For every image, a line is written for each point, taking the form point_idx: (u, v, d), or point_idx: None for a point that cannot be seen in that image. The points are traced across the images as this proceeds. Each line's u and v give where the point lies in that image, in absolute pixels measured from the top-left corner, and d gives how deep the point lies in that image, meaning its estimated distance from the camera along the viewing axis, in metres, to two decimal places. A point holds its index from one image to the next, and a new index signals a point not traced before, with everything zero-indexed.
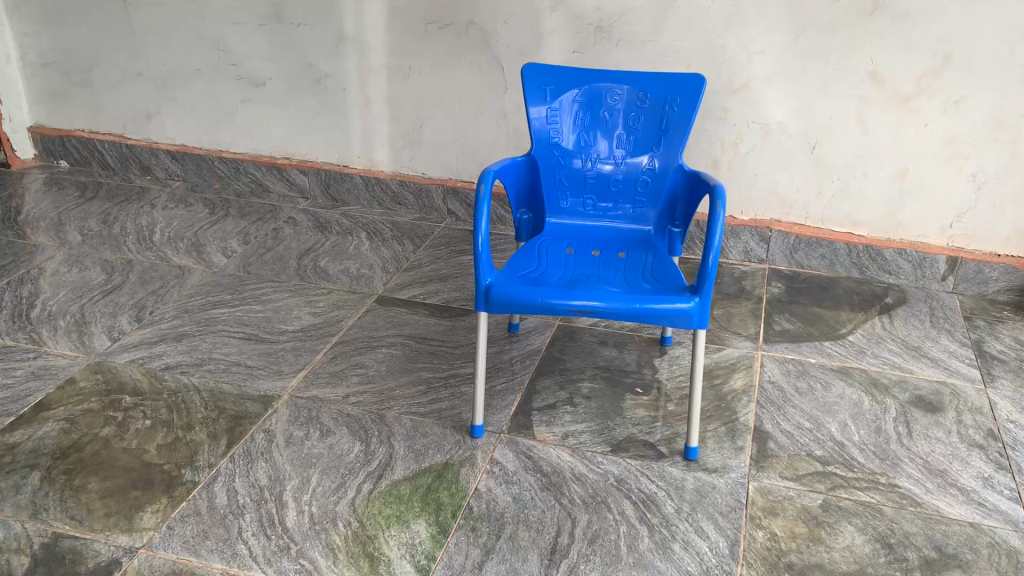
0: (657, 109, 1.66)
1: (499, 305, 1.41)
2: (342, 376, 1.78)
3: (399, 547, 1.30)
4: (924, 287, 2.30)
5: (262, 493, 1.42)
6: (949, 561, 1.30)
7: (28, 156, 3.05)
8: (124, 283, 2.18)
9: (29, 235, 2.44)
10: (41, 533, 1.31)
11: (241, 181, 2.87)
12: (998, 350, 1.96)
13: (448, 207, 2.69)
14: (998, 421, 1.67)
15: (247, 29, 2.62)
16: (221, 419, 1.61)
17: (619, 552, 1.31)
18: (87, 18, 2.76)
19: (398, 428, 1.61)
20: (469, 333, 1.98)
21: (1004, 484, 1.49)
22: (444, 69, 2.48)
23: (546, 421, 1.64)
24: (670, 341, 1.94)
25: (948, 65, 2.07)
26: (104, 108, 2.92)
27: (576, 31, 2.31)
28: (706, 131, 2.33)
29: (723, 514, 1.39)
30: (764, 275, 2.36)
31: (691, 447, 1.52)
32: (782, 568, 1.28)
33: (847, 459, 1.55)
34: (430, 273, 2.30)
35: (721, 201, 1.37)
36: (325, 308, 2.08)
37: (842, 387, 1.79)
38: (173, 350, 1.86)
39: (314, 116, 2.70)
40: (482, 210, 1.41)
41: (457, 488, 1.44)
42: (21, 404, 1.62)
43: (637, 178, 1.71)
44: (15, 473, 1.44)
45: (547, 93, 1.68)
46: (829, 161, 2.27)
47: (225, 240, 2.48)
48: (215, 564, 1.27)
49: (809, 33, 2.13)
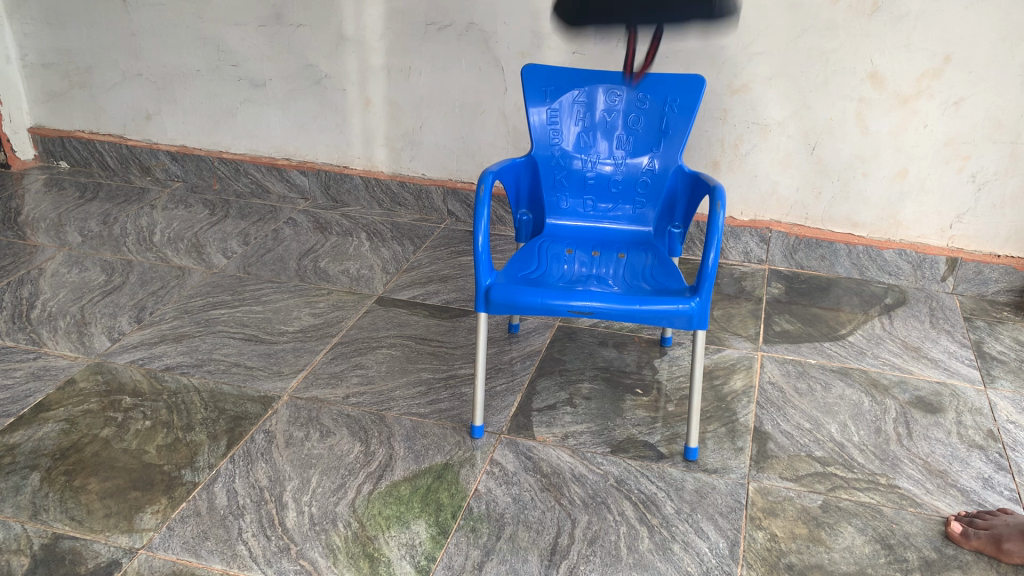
0: (657, 109, 1.66)
1: (499, 306, 1.41)
2: (342, 376, 1.78)
3: (399, 547, 1.31)
4: (923, 287, 2.30)
5: (262, 494, 1.42)
6: (949, 561, 1.30)
7: (29, 156, 3.05)
8: (124, 283, 2.18)
9: (28, 235, 2.45)
10: (42, 533, 1.31)
11: (241, 182, 2.88)
12: (998, 351, 1.96)
13: (448, 208, 2.69)
14: (998, 422, 1.67)
15: (248, 30, 2.62)
16: (221, 419, 1.61)
17: (619, 552, 1.31)
18: (88, 18, 2.76)
19: (398, 428, 1.61)
20: (470, 333, 1.98)
21: (1004, 484, 1.49)
22: (445, 70, 2.48)
23: (546, 421, 1.64)
24: (670, 342, 1.95)
25: (948, 65, 2.07)
26: (105, 109, 2.92)
27: (576, 31, 2.31)
28: (706, 131, 2.33)
29: (723, 514, 1.39)
30: (764, 275, 2.36)
31: (691, 447, 1.52)
32: (782, 568, 1.28)
33: (846, 459, 1.55)
34: (430, 273, 2.30)
35: (721, 201, 1.37)
36: (325, 308, 2.09)
37: (842, 387, 1.79)
38: (173, 350, 1.86)
39: (314, 117, 2.70)
40: (482, 211, 1.40)
41: (457, 488, 1.44)
42: (22, 404, 1.63)
43: (637, 178, 1.70)
44: (15, 473, 1.44)
45: (547, 93, 1.68)
46: (829, 160, 2.27)
47: (225, 240, 2.49)
48: (215, 564, 1.27)
49: (808, 33, 2.13)
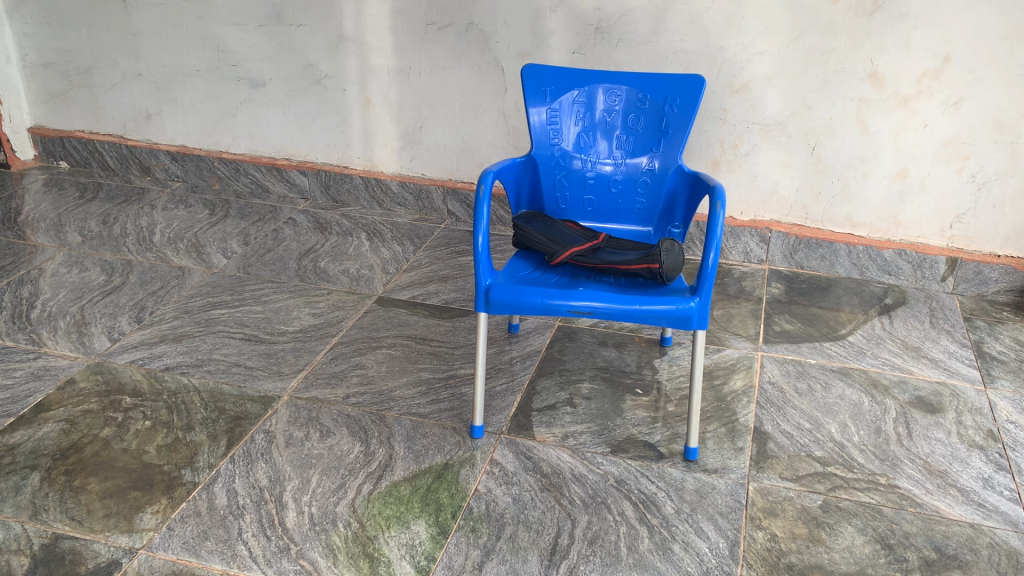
0: (657, 109, 1.66)
1: (499, 306, 1.41)
2: (342, 376, 1.78)
3: (399, 547, 1.31)
4: (924, 287, 2.30)
5: (262, 494, 1.42)
6: (949, 561, 1.30)
7: (29, 157, 3.05)
8: (124, 283, 2.18)
9: (28, 235, 2.45)
10: (42, 533, 1.31)
11: (241, 181, 2.88)
12: (998, 351, 1.96)
13: (448, 208, 2.69)
14: (998, 422, 1.67)
15: (248, 30, 2.62)
16: (222, 419, 1.61)
17: (619, 552, 1.31)
18: (88, 18, 2.77)
19: (398, 428, 1.61)
20: (470, 333, 1.98)
21: (1004, 484, 1.49)
22: (445, 70, 2.48)
23: (546, 421, 1.64)
24: (670, 341, 1.95)
25: (948, 65, 2.07)
26: (106, 109, 2.92)
27: (576, 31, 2.31)
28: (707, 131, 2.33)
29: (723, 514, 1.39)
30: (764, 275, 2.36)
31: (691, 447, 1.52)
32: (782, 568, 1.28)
33: (846, 459, 1.55)
34: (430, 273, 2.30)
35: (721, 201, 1.37)
36: (325, 308, 2.09)
37: (842, 387, 1.79)
38: (173, 350, 1.86)
39: (314, 117, 2.70)
40: (482, 210, 1.40)
41: (457, 488, 1.44)
42: (21, 404, 1.63)
43: (638, 178, 1.70)
44: (15, 473, 1.44)
45: (547, 94, 1.68)
46: (830, 160, 2.27)
47: (225, 240, 2.49)
48: (215, 564, 1.27)
49: (808, 34, 2.13)
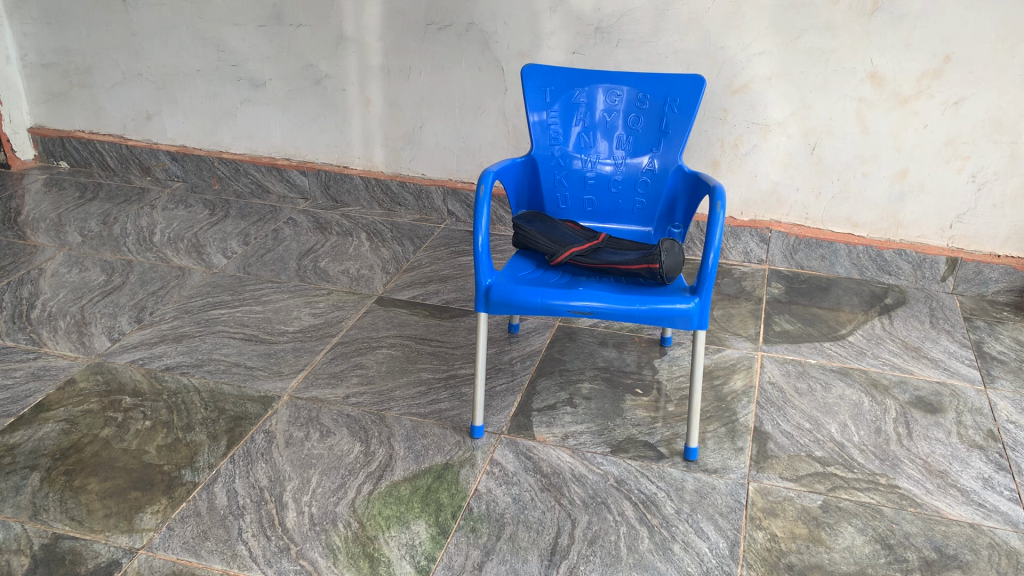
0: (657, 109, 1.66)
1: (499, 306, 1.41)
2: (342, 376, 1.78)
3: (399, 547, 1.30)
4: (924, 287, 2.30)
5: (262, 494, 1.42)
6: (949, 561, 1.30)
7: (29, 157, 3.05)
8: (124, 284, 2.18)
9: (28, 235, 2.45)
10: (42, 533, 1.31)
11: (241, 181, 2.88)
12: (998, 351, 1.96)
13: (448, 208, 2.69)
14: (998, 421, 1.67)
15: (248, 30, 2.62)
16: (222, 419, 1.61)
17: (619, 552, 1.31)
18: (88, 18, 2.77)
19: (398, 428, 1.61)
20: (470, 333, 1.98)
21: (1004, 484, 1.49)
22: (445, 71, 2.48)
23: (546, 421, 1.64)
24: (670, 341, 1.95)
25: (948, 65, 2.07)
26: (106, 109, 2.92)
27: (576, 31, 2.31)
28: (707, 131, 2.33)
29: (723, 514, 1.39)
30: (764, 275, 2.36)
31: (691, 447, 1.52)
32: (782, 568, 1.28)
33: (846, 459, 1.55)
34: (430, 273, 2.30)
35: (721, 201, 1.37)
36: (325, 308, 2.09)
37: (842, 387, 1.79)
38: (173, 350, 1.86)
39: (314, 117, 2.70)
40: (482, 210, 1.40)
41: (456, 488, 1.44)
42: (21, 404, 1.63)
43: (638, 178, 1.70)
44: (15, 473, 1.44)
45: (547, 94, 1.68)
46: (830, 160, 2.27)
47: (225, 240, 2.49)
48: (215, 564, 1.26)
49: (808, 34, 2.13)
